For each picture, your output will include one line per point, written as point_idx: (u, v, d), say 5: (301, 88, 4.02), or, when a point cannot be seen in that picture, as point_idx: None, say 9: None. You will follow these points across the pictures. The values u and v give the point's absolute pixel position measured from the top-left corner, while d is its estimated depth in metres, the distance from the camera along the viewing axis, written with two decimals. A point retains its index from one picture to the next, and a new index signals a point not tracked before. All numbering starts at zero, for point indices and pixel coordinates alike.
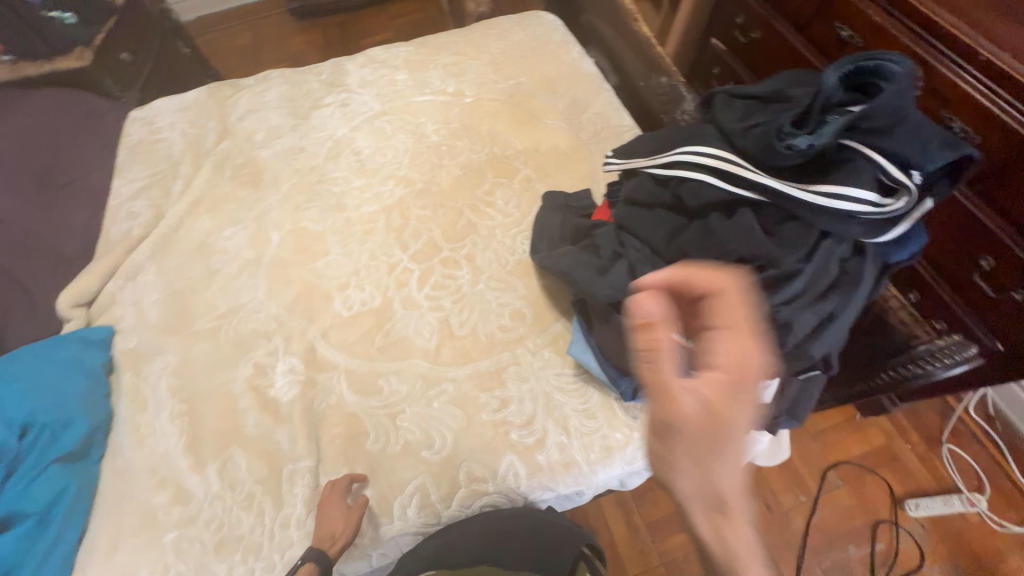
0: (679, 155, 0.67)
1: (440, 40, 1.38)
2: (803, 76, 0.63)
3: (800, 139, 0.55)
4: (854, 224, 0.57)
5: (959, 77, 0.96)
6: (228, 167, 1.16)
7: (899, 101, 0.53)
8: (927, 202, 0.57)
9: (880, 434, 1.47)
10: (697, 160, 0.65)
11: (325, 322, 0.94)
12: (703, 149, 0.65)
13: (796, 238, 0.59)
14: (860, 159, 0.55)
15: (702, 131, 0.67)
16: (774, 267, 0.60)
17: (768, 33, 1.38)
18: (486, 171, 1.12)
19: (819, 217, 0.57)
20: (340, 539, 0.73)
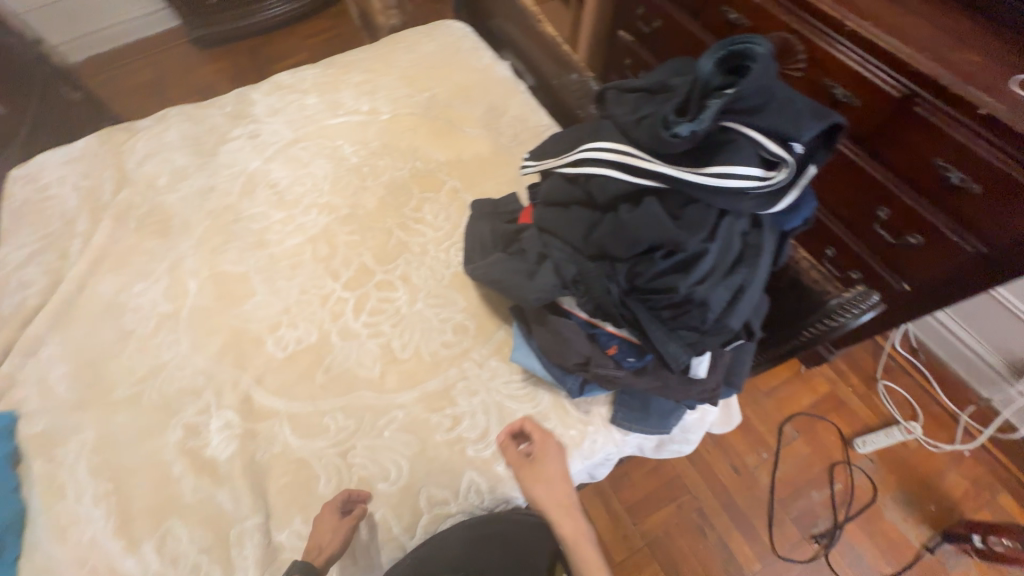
0: (583, 153, 0.69)
1: (348, 59, 1.35)
2: (682, 66, 0.67)
3: (682, 126, 0.58)
4: (746, 199, 0.60)
5: (831, 48, 1.05)
6: (132, 218, 1.08)
7: (764, 82, 0.57)
8: (809, 169, 0.61)
9: (824, 382, 1.57)
10: (599, 156, 0.67)
11: (258, 368, 0.89)
12: (603, 145, 0.67)
13: (698, 219, 0.61)
14: (741, 139, 0.59)
15: (601, 127, 0.69)
16: (682, 250, 0.62)
17: (666, 22, 1.44)
18: (411, 187, 1.10)
19: (715, 197, 0.60)
20: (327, 550, 0.71)
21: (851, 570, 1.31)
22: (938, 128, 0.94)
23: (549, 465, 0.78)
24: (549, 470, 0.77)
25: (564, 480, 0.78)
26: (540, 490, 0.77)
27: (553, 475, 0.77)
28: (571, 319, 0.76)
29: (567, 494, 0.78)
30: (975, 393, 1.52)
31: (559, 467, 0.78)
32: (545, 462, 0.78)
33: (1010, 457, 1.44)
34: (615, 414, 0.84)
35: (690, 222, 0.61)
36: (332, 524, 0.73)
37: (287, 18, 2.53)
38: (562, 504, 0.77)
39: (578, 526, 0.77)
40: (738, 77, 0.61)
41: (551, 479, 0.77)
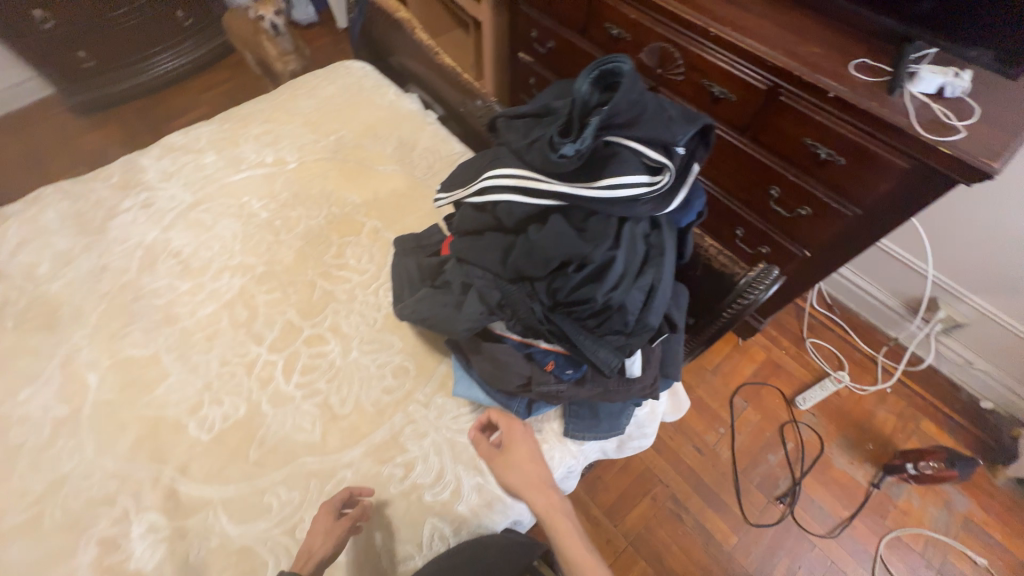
0: (485, 182, 0.70)
1: (245, 111, 1.30)
2: (563, 89, 0.71)
3: (567, 146, 0.61)
4: (641, 204, 0.64)
5: (703, 52, 1.15)
6: (8, 316, 0.95)
7: (633, 98, 0.62)
8: (693, 168, 0.66)
9: (761, 350, 1.69)
10: (500, 183, 0.68)
11: (181, 457, 0.81)
12: (502, 171, 0.68)
13: (600, 230, 0.65)
14: (625, 150, 0.62)
15: (499, 154, 0.71)
16: (592, 261, 0.65)
17: (559, 41, 1.52)
18: (330, 234, 1.07)
19: (611, 207, 0.63)
20: (316, 554, 0.69)
21: (815, 522, 1.40)
22: (801, 112, 1.05)
23: (516, 450, 0.79)
24: (517, 453, 0.79)
25: (535, 461, 0.79)
26: (512, 476, 0.77)
27: (521, 457, 0.78)
28: (505, 342, 0.77)
29: (541, 474, 0.78)
30: (885, 335, 1.70)
31: (527, 448, 0.79)
32: (512, 447, 0.79)
33: (923, 386, 1.61)
34: (567, 426, 0.84)
35: (594, 234, 0.65)
36: (326, 528, 0.71)
37: (178, 74, 2.40)
38: (537, 487, 0.77)
39: (557, 506, 0.76)
40: (611, 93, 0.65)
41: (522, 462, 0.78)
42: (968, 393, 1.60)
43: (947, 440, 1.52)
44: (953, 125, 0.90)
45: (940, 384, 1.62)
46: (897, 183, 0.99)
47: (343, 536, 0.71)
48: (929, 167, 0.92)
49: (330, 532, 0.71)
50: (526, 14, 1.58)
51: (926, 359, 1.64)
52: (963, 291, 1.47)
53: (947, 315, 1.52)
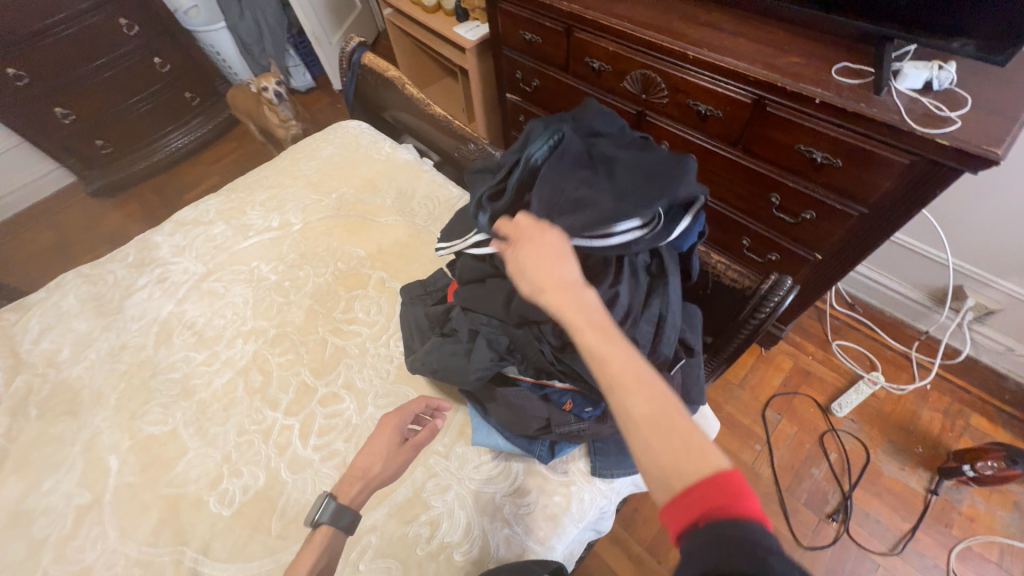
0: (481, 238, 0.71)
1: (250, 179, 1.35)
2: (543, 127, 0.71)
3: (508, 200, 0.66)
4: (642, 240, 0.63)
5: (684, 74, 1.17)
6: (32, 406, 0.97)
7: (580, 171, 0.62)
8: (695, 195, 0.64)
9: (786, 358, 1.63)
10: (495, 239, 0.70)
11: (204, 535, 0.79)
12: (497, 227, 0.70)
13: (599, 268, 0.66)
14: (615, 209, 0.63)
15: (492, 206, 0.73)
16: None
17: (544, 79, 1.58)
18: (338, 289, 1.08)
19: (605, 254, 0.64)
20: (371, 472, 0.72)
21: (874, 538, 1.30)
22: (790, 120, 1.06)
23: (530, 251, 0.57)
24: (528, 254, 0.57)
25: (562, 261, 0.56)
26: (523, 280, 0.57)
27: (546, 254, 0.57)
28: (519, 385, 0.75)
29: (566, 275, 0.55)
30: (915, 329, 1.63)
31: (553, 246, 0.57)
32: (537, 240, 0.58)
33: (965, 379, 1.53)
34: (594, 465, 0.81)
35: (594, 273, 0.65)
36: (387, 452, 0.74)
37: (189, 150, 2.54)
38: (558, 292, 0.54)
39: (583, 307, 0.52)
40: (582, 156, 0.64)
41: (541, 258, 0.56)
42: (1014, 381, 1.51)
43: (1003, 435, 1.42)
44: (947, 116, 0.89)
45: (984, 374, 1.53)
46: (899, 179, 0.98)
47: (403, 461, 0.74)
48: (930, 160, 0.91)
49: (391, 455, 0.74)
50: (509, 58, 1.64)
51: (963, 350, 1.56)
52: (989, 276, 1.41)
53: (976, 303, 1.46)
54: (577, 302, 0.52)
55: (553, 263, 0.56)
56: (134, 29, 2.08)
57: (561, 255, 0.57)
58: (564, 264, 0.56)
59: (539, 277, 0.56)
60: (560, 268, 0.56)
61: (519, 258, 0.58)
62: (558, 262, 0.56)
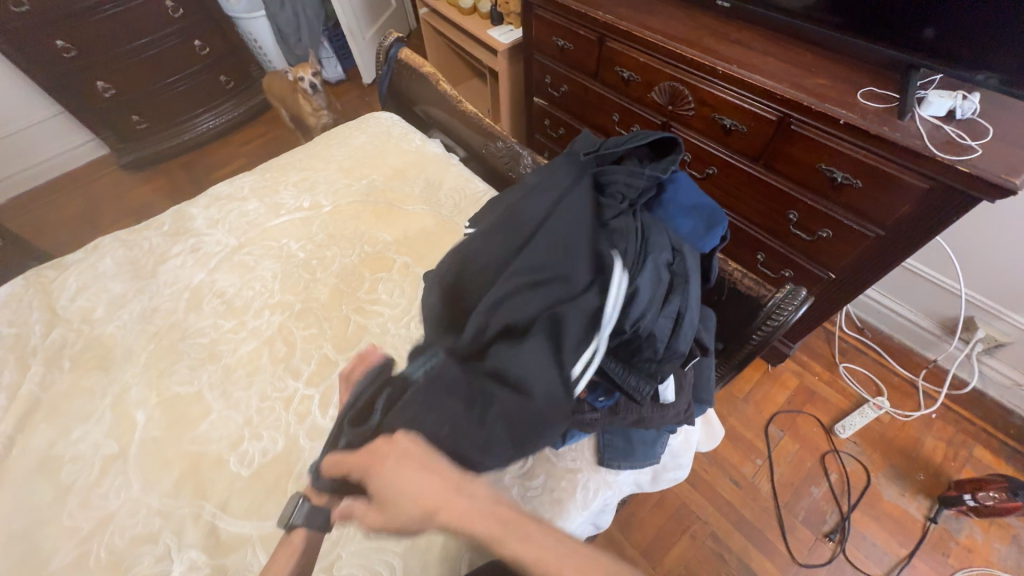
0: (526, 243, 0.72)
1: (284, 161, 1.40)
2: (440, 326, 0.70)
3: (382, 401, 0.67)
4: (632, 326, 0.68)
5: (712, 88, 1.21)
6: (66, 359, 1.01)
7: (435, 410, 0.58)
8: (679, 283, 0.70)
9: (792, 376, 1.64)
10: None
11: (222, 493, 0.82)
12: None
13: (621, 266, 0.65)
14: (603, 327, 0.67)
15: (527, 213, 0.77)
16: None
17: (572, 85, 1.62)
18: (363, 271, 1.12)
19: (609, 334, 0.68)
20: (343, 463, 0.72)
21: (870, 560, 1.31)
22: (813, 139, 1.09)
23: (392, 475, 0.57)
24: (394, 479, 0.56)
25: (422, 470, 0.56)
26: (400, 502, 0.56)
27: (411, 462, 0.56)
28: None
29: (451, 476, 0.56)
30: (923, 358, 1.64)
31: (406, 457, 0.56)
32: (396, 457, 0.57)
33: (971, 410, 1.53)
34: (602, 455, 0.84)
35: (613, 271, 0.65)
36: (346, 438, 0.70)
37: (219, 132, 2.61)
38: (454, 494, 0.55)
39: (476, 502, 0.55)
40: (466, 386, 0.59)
41: (416, 473, 0.56)
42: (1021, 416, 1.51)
43: (1006, 469, 1.42)
44: (969, 144, 0.92)
45: (990, 407, 1.53)
46: (917, 203, 1.00)
47: None
48: (948, 185, 0.93)
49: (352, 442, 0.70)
50: (540, 63, 1.69)
51: (971, 381, 1.56)
52: (1001, 309, 1.42)
53: (986, 334, 1.47)
54: (470, 505, 0.54)
55: (413, 467, 0.56)
56: (180, 11, 2.16)
57: (418, 457, 0.57)
58: (423, 466, 0.56)
59: (413, 497, 0.55)
60: (421, 472, 0.56)
61: (381, 483, 0.57)
62: (418, 466, 0.56)
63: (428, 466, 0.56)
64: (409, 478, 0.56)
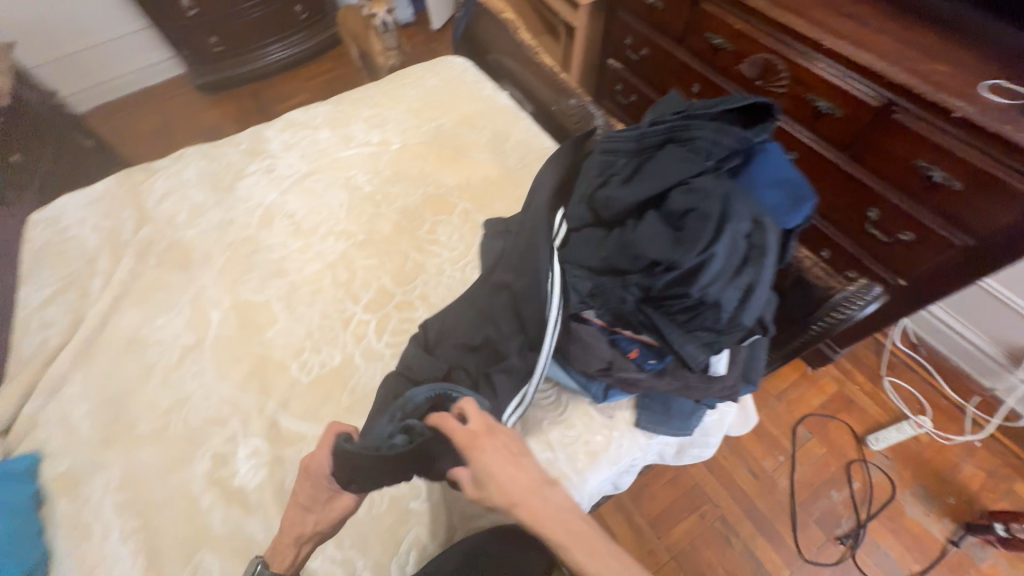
0: (602, 192, 0.71)
1: (356, 95, 1.42)
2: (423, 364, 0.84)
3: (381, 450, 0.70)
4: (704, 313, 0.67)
5: (812, 65, 1.12)
6: (153, 255, 1.11)
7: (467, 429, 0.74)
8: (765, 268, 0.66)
9: (831, 382, 1.60)
10: (617, 197, 0.69)
11: (284, 393, 0.90)
12: (612, 190, 0.70)
13: (699, 229, 0.63)
14: (654, 313, 0.70)
15: (607, 163, 0.74)
16: (679, 267, 0.64)
17: (653, 49, 1.54)
18: (424, 211, 1.14)
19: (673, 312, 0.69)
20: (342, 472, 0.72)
21: (879, 569, 1.31)
22: (916, 131, 1.01)
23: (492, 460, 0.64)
24: (489, 463, 0.63)
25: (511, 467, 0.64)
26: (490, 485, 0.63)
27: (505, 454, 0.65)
28: (589, 325, 0.78)
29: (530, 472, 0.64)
30: (978, 385, 1.55)
31: (501, 454, 0.65)
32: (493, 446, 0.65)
33: (1021, 446, 1.46)
34: (639, 418, 0.85)
35: (691, 234, 0.63)
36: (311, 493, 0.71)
37: (288, 63, 2.65)
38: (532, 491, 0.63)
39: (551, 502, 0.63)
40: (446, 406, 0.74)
41: (508, 465, 0.64)
42: None
43: None
44: None
45: None
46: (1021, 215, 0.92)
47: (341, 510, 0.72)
48: None
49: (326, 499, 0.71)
50: (624, 21, 1.61)
51: None
52: None
53: None
54: (544, 505, 0.62)
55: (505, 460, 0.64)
56: None
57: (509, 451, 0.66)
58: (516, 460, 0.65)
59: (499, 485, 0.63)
60: (506, 468, 0.64)
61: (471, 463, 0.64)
62: (508, 461, 0.64)
63: (515, 462, 0.65)
64: (495, 470, 0.63)
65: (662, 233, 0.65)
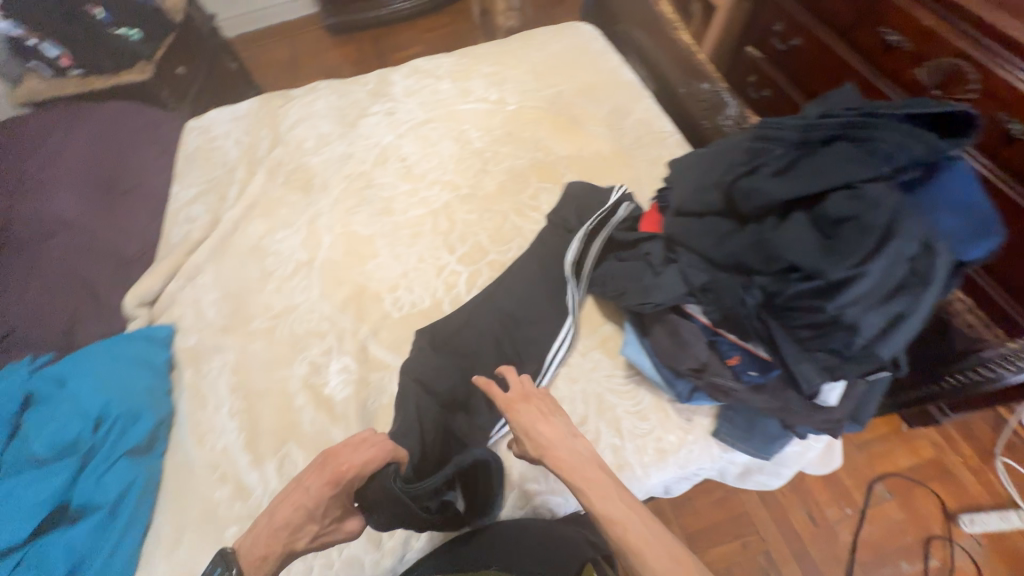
0: (744, 183, 0.66)
1: (480, 51, 1.42)
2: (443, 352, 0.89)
3: (426, 386, 0.84)
4: (834, 336, 0.61)
5: (1017, 79, 0.94)
6: (281, 175, 1.21)
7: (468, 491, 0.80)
8: (922, 300, 0.59)
9: (928, 446, 1.41)
10: (763, 190, 0.64)
11: (376, 322, 0.96)
12: (758, 182, 0.65)
13: (853, 241, 0.57)
14: (773, 324, 0.65)
15: (755, 153, 0.69)
16: (820, 277, 0.59)
17: (808, 40, 1.37)
18: (530, 176, 1.14)
19: (797, 327, 0.64)
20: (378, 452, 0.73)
21: None
22: None
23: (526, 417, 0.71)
24: (524, 422, 0.70)
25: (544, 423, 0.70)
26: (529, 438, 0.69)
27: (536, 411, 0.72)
28: (691, 321, 0.75)
29: (559, 427, 0.70)
30: None
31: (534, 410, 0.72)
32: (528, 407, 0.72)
33: None
34: (718, 428, 0.81)
35: (844, 245, 0.58)
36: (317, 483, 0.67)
37: (410, 14, 2.71)
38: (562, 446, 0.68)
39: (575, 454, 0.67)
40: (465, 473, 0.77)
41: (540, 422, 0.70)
42: None
43: None
44: None
45: None
46: None
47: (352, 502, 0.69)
48: None
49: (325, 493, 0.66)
50: (776, 5, 1.45)
51: None
52: None
53: None
54: (568, 456, 0.66)
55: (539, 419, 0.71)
56: None
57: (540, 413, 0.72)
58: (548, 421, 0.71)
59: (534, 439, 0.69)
60: (540, 427, 0.70)
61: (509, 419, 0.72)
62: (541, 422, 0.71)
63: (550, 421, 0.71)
64: (528, 423, 0.70)
65: (809, 238, 0.60)
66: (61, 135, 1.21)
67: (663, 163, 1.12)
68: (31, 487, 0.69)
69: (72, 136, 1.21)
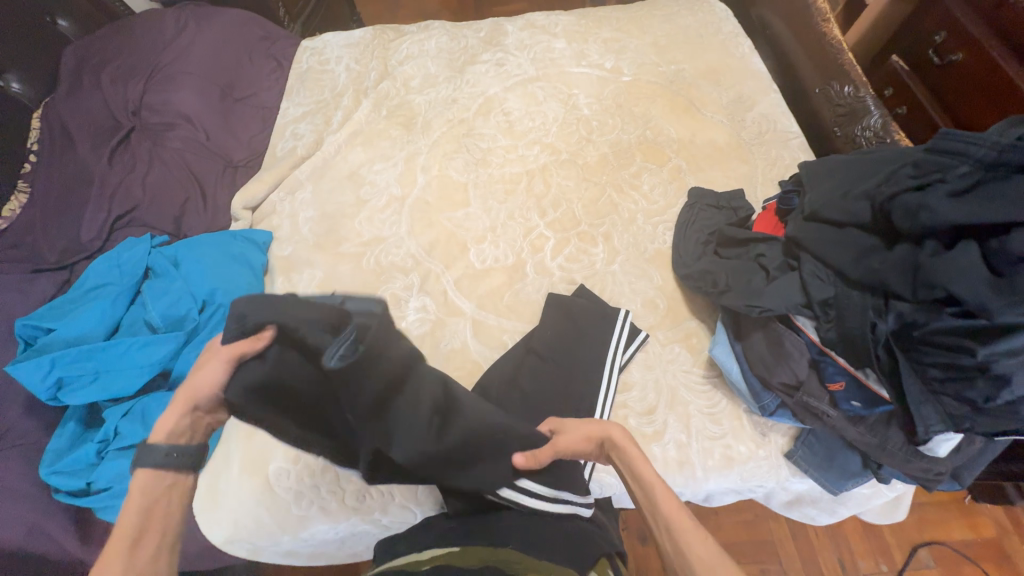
0: (907, 198, 0.60)
1: (602, 13, 1.34)
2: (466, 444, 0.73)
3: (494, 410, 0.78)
4: (974, 387, 0.56)
5: None
6: (385, 107, 1.21)
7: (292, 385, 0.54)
8: None
9: (991, 525, 1.30)
10: (932, 209, 0.58)
11: (458, 270, 0.96)
12: (930, 201, 0.58)
13: None
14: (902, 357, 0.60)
15: (925, 167, 0.62)
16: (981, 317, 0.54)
17: (974, 55, 1.17)
18: (634, 153, 1.09)
19: (928, 367, 0.59)
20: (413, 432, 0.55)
21: None
22: None
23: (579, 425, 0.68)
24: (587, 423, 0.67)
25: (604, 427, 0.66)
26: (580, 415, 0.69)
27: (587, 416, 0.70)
28: (798, 335, 0.70)
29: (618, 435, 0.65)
30: None
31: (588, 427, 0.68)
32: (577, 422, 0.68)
33: None
34: (794, 450, 0.77)
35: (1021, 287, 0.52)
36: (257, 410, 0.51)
37: None
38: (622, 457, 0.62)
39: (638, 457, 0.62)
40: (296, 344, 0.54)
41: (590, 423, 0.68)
42: None
43: None
44: None
45: None
46: None
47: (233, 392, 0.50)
48: None
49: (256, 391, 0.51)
50: (945, 10, 1.26)
51: None
52: None
53: None
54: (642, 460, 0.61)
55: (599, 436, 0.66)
56: None
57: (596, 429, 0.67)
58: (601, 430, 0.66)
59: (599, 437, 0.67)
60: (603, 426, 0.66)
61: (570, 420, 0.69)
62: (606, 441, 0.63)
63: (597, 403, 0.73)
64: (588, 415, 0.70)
65: (978, 271, 0.54)
66: (193, 32, 1.24)
67: (782, 165, 1.03)
68: (143, 350, 0.76)
69: (202, 31, 1.24)
